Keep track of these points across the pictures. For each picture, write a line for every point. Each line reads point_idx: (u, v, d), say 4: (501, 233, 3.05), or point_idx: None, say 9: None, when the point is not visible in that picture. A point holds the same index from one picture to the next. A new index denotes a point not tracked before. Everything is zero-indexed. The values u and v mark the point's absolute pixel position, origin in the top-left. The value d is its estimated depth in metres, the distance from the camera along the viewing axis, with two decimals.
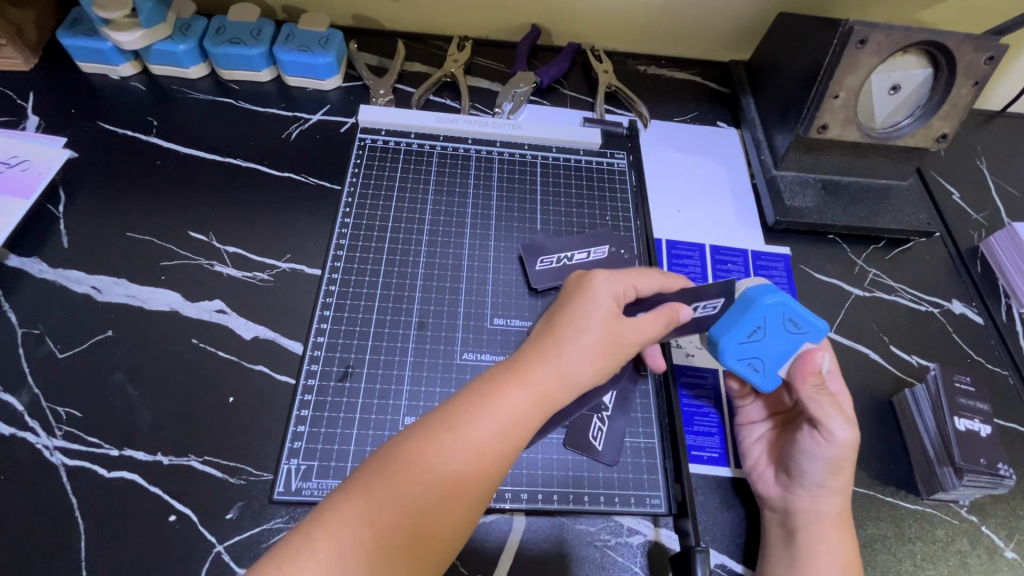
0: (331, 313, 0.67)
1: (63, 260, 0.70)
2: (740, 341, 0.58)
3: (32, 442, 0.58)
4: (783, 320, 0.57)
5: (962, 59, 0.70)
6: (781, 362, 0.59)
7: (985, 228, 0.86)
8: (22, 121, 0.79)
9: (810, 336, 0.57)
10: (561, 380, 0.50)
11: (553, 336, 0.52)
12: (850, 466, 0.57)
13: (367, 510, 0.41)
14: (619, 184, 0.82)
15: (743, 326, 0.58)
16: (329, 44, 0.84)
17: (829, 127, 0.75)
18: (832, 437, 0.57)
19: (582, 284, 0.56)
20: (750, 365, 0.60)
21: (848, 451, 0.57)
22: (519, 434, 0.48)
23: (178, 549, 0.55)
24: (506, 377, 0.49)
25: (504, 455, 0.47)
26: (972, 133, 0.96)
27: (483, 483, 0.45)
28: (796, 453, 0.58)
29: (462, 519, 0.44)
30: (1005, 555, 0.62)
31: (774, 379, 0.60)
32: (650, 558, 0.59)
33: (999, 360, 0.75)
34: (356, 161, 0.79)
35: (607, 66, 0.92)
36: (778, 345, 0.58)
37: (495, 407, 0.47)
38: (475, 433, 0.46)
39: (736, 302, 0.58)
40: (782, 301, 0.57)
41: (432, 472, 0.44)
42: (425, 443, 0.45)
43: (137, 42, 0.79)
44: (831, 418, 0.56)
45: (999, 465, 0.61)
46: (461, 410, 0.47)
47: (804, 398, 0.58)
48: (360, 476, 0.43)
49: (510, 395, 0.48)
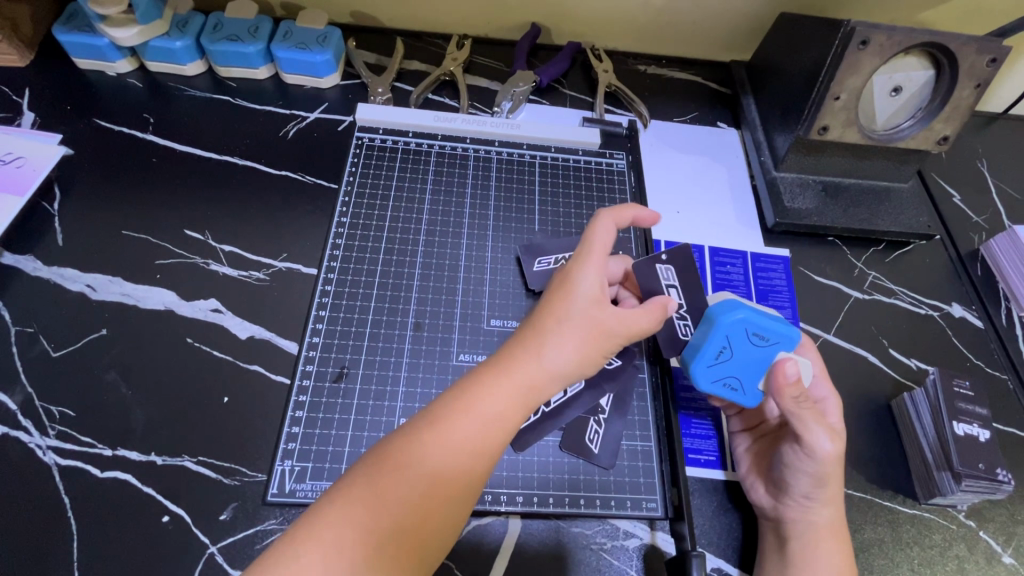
0: (326, 314, 0.67)
1: (57, 258, 0.69)
2: (710, 364, 0.59)
3: (24, 441, 0.58)
4: (747, 335, 0.58)
5: (964, 61, 0.69)
6: (758, 378, 0.59)
7: (985, 231, 0.85)
8: (17, 118, 0.78)
9: (779, 346, 0.58)
10: (545, 374, 0.50)
11: (535, 330, 0.51)
12: (837, 476, 0.56)
13: (354, 509, 0.41)
14: (618, 185, 0.82)
15: (708, 348, 0.58)
16: (327, 41, 0.83)
17: (830, 129, 0.75)
18: (813, 451, 0.55)
19: (563, 278, 0.54)
20: (728, 386, 0.59)
21: (833, 462, 0.55)
22: (503, 430, 0.47)
23: (171, 550, 0.54)
24: (490, 373, 0.49)
25: (488, 450, 0.46)
26: (974, 135, 0.95)
27: (468, 479, 0.45)
28: (781, 465, 0.58)
29: (448, 517, 0.44)
30: (1003, 560, 0.62)
31: (754, 395, 0.59)
32: (646, 561, 0.58)
33: (998, 364, 0.74)
34: (353, 160, 0.78)
35: (608, 65, 0.91)
36: (749, 360, 0.58)
37: (479, 404, 0.47)
38: (459, 429, 0.45)
39: (701, 325, 0.60)
40: (743, 317, 0.57)
41: (416, 468, 0.43)
42: (409, 440, 0.45)
43: (133, 38, 0.78)
44: (809, 432, 0.55)
45: (998, 470, 0.61)
46: (445, 409, 0.46)
47: (786, 413, 0.56)
48: (345, 479, 0.43)
49: (493, 390, 0.48)
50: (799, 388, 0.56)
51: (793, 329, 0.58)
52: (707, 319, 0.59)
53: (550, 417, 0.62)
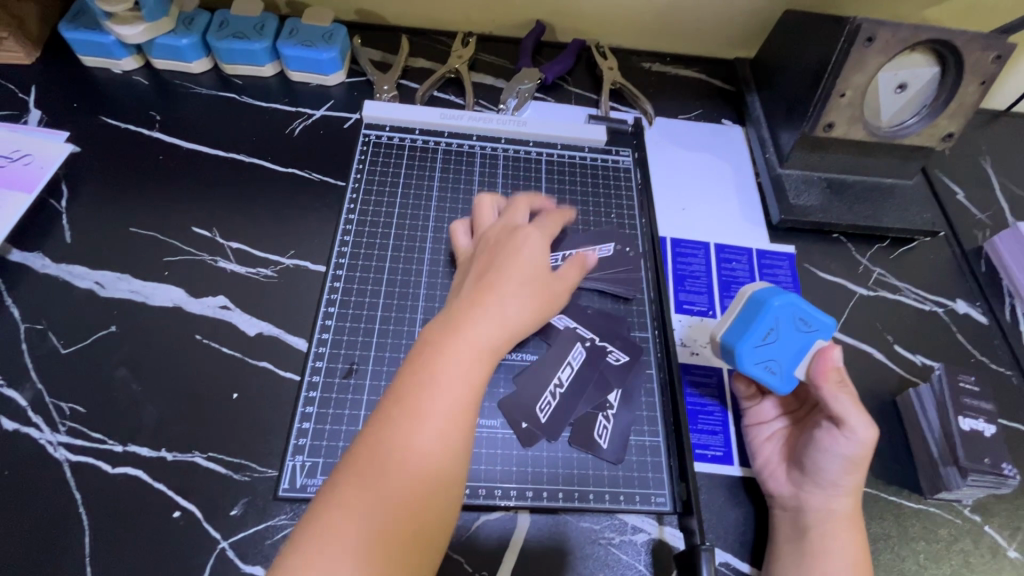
0: (335, 311, 0.67)
1: (66, 255, 0.69)
2: (755, 344, 0.59)
3: (35, 438, 0.58)
4: (793, 320, 0.59)
5: (970, 58, 0.69)
6: (797, 363, 0.60)
7: (989, 228, 0.86)
8: (24, 115, 0.78)
9: (822, 334, 0.59)
10: (501, 328, 0.50)
11: (481, 290, 0.52)
12: (866, 464, 0.57)
13: (349, 504, 0.41)
14: (624, 182, 0.82)
15: (756, 328, 0.59)
16: (332, 39, 0.83)
17: (836, 125, 0.75)
18: (852, 435, 0.56)
19: (502, 243, 0.58)
20: (768, 369, 0.60)
21: (866, 448, 0.56)
22: (474, 389, 0.47)
23: (183, 546, 0.55)
24: (442, 337, 0.49)
25: (465, 411, 0.46)
26: (977, 132, 0.95)
27: (456, 450, 0.45)
28: (812, 451, 0.58)
29: (449, 495, 0.44)
30: (1008, 555, 0.62)
31: (792, 380, 0.60)
32: (654, 556, 0.58)
33: (1003, 361, 0.75)
34: (360, 157, 0.79)
35: (612, 62, 0.91)
36: (791, 345, 0.59)
37: (445, 368, 0.46)
38: (431, 401, 0.45)
39: (745, 308, 0.61)
40: (790, 301, 0.59)
41: (397, 448, 0.43)
42: (383, 425, 0.44)
43: (139, 36, 0.78)
44: (852, 415, 0.56)
45: (1003, 465, 0.61)
46: (413, 383, 0.46)
47: (825, 395, 0.57)
48: (336, 475, 0.43)
49: (453, 352, 0.47)
50: (837, 373, 0.58)
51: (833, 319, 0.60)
52: (755, 302, 0.61)
53: (560, 414, 0.62)
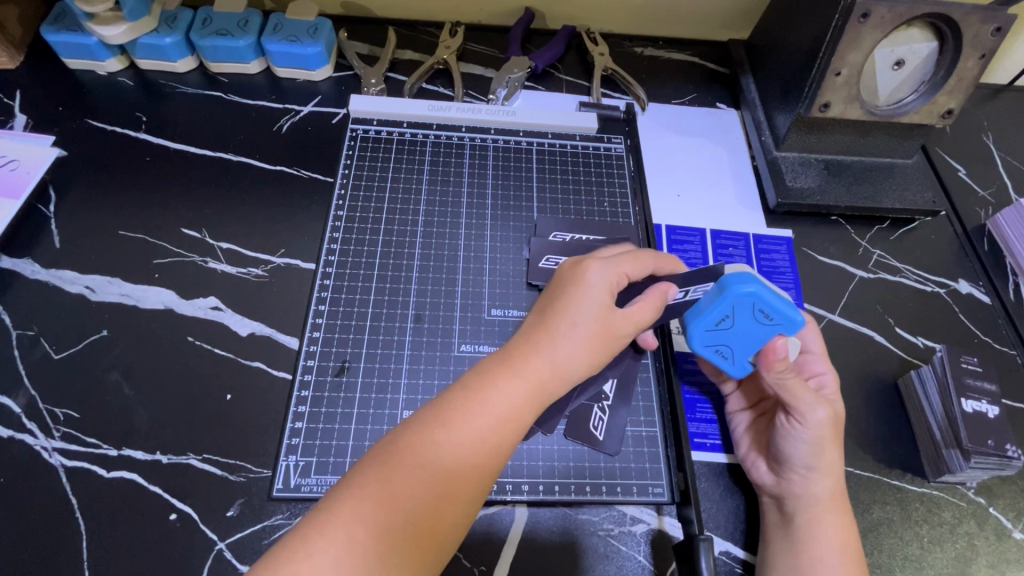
0: (325, 309, 0.66)
1: (56, 260, 0.69)
2: (707, 328, 0.57)
3: (30, 444, 0.58)
4: (753, 311, 0.55)
5: (969, 31, 0.67)
6: (751, 351, 0.58)
7: (991, 205, 0.84)
8: (10, 120, 0.78)
9: (782, 329, 0.55)
10: (557, 369, 0.49)
11: (544, 325, 0.50)
12: (834, 442, 0.56)
13: (367, 510, 0.40)
14: (617, 169, 0.81)
15: (711, 315, 0.55)
16: (317, 33, 0.82)
17: (832, 105, 0.73)
18: (806, 420, 0.55)
19: (574, 272, 0.54)
20: (718, 351, 0.59)
21: (827, 428, 0.55)
22: (516, 428, 0.47)
23: (179, 549, 0.55)
24: (499, 369, 0.48)
25: (501, 448, 0.45)
26: (979, 108, 0.94)
27: (481, 479, 0.44)
28: (778, 437, 0.57)
29: (459, 526, 0.43)
30: (1013, 536, 0.61)
31: (744, 366, 0.59)
32: (653, 546, 0.58)
33: (1007, 341, 0.73)
34: (347, 153, 0.77)
35: (604, 48, 0.90)
36: (747, 334, 0.56)
37: (490, 403, 0.46)
38: (469, 429, 0.44)
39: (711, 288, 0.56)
40: (755, 292, 0.53)
41: (428, 466, 0.43)
42: (419, 437, 0.43)
43: (122, 36, 0.77)
44: (801, 402, 0.55)
45: (1008, 446, 0.59)
46: (456, 404, 0.45)
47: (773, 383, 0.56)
48: (358, 475, 0.42)
49: (504, 389, 0.47)
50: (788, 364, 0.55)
51: (800, 314, 0.55)
52: (718, 284, 0.56)
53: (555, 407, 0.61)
